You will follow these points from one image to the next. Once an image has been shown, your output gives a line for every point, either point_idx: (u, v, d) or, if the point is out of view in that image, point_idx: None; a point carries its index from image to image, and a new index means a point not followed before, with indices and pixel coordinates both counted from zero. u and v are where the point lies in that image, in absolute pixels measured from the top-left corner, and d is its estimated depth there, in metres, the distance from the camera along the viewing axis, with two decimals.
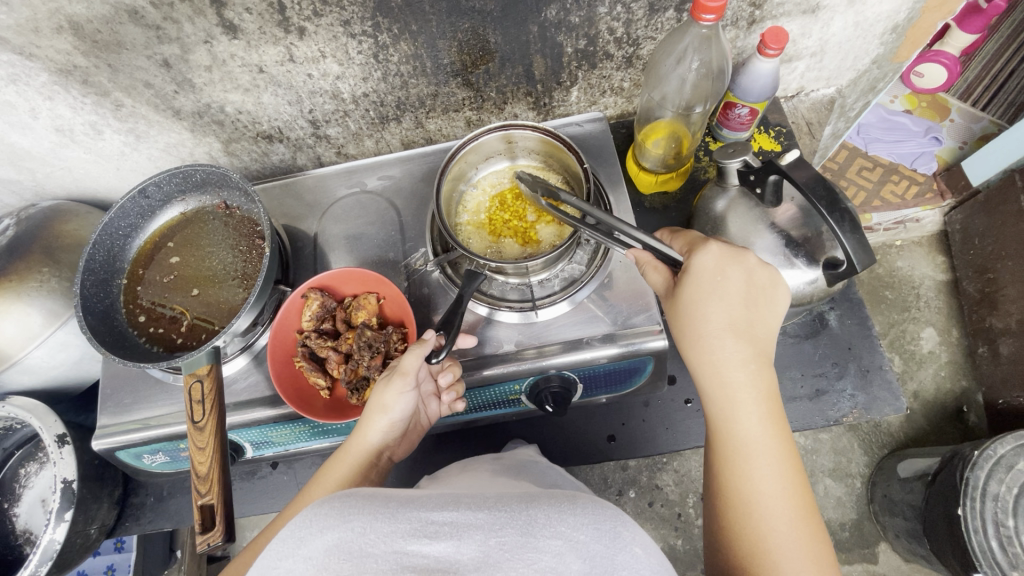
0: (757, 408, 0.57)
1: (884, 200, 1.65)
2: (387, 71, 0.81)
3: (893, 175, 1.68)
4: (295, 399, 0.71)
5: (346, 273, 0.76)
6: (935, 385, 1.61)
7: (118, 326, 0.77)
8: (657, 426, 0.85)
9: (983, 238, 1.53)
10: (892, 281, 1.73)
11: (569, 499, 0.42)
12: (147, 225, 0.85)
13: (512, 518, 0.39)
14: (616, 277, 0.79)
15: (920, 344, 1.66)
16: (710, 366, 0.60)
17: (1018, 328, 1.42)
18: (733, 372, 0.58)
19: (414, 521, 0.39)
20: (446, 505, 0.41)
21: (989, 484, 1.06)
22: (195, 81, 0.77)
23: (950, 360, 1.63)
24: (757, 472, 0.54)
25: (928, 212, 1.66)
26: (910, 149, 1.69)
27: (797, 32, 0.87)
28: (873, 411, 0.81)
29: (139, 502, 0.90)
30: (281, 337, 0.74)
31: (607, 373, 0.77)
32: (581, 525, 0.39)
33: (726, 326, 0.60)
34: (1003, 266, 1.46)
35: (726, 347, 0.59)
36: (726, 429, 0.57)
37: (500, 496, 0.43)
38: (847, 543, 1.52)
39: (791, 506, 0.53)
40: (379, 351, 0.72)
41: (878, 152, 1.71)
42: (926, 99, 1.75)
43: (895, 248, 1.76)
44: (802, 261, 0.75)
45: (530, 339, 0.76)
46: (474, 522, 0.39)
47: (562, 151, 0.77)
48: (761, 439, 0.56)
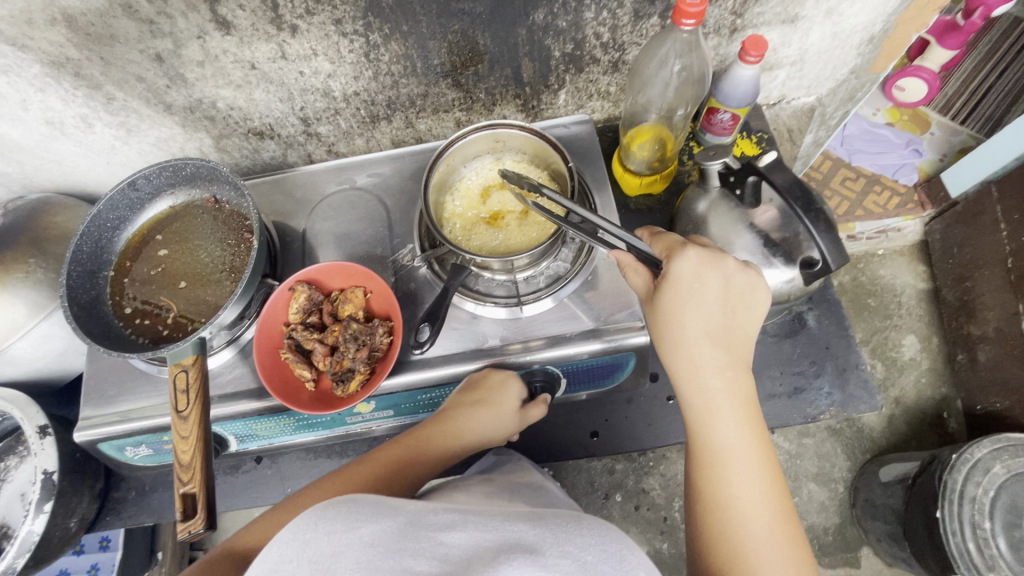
0: (734, 414, 0.59)
1: (867, 209, 1.69)
2: (378, 71, 0.82)
3: (875, 186, 1.72)
4: (280, 390, 0.71)
5: (333, 266, 0.76)
6: (917, 391, 1.64)
7: (104, 317, 0.78)
8: (640, 422, 0.86)
9: (962, 248, 1.57)
10: (875, 289, 1.76)
11: (575, 520, 0.45)
12: (135, 218, 0.85)
13: (521, 537, 0.41)
14: (600, 275, 0.80)
15: (902, 351, 1.69)
16: (689, 373, 0.61)
17: (995, 335, 1.46)
18: (710, 379, 0.60)
19: (425, 540, 0.40)
20: (455, 524, 0.43)
21: (966, 487, 1.09)
22: (187, 77, 0.78)
23: (930, 367, 1.66)
24: (734, 477, 0.57)
25: (910, 223, 1.71)
26: (892, 161, 1.73)
27: (777, 41, 0.90)
28: (850, 408, 0.83)
29: (121, 497, 0.90)
30: (268, 329, 0.75)
31: (590, 369, 0.79)
32: (587, 546, 0.41)
33: (703, 334, 0.60)
34: (980, 275, 1.50)
35: (704, 355, 0.60)
36: (703, 435, 0.59)
37: (505, 517, 0.45)
38: (830, 547, 1.54)
39: (770, 511, 0.55)
40: (364, 343, 0.72)
41: (860, 163, 1.75)
42: (906, 111, 1.78)
43: (877, 257, 1.80)
44: (781, 261, 0.78)
45: (514, 334, 0.78)
46: (483, 542, 0.41)
47: (548, 151, 0.79)
48: (737, 445, 0.58)
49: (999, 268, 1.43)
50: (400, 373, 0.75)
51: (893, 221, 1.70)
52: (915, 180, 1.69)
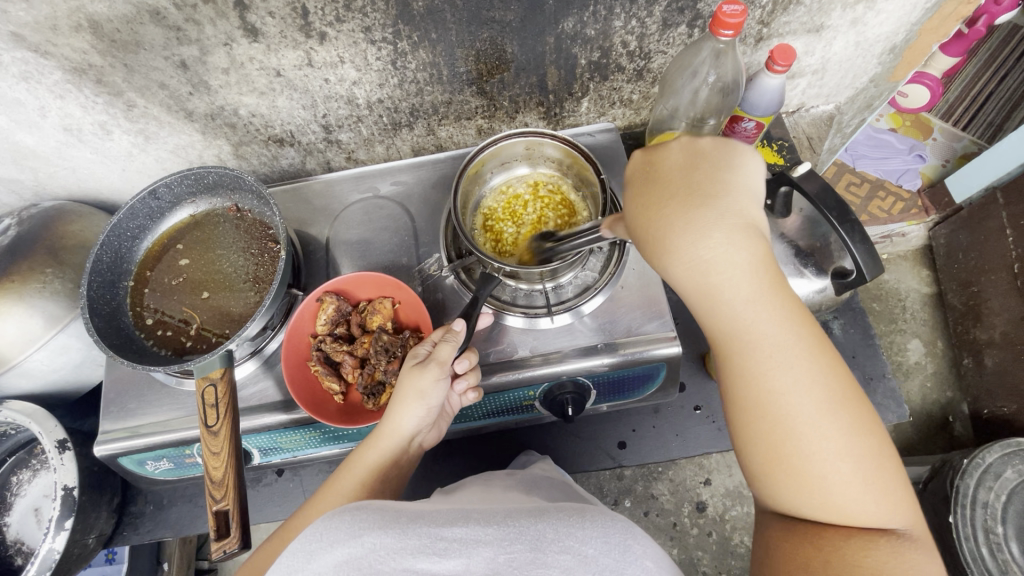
0: (746, 289, 0.47)
1: (872, 215, 1.68)
2: (404, 78, 0.81)
3: (881, 191, 1.71)
4: (309, 402, 0.70)
5: (362, 277, 0.76)
6: (922, 395, 1.66)
7: (125, 329, 0.76)
8: (667, 432, 0.86)
9: (967, 253, 1.58)
10: (880, 294, 1.78)
11: (577, 513, 0.43)
12: (155, 226, 0.84)
13: (521, 533, 0.40)
14: (628, 285, 0.80)
15: (907, 355, 1.71)
16: (679, 260, 0.48)
17: (1002, 339, 1.46)
18: (711, 254, 0.47)
19: (424, 537, 0.39)
20: (454, 522, 0.42)
21: (978, 492, 1.08)
22: (211, 84, 0.77)
23: (935, 371, 1.68)
24: (767, 363, 0.46)
25: (915, 229, 1.73)
26: (896, 166, 1.73)
27: (801, 50, 0.90)
28: (877, 418, 0.83)
29: (138, 511, 0.88)
30: (295, 340, 0.74)
31: (620, 379, 0.78)
32: (588, 539, 0.39)
33: (687, 203, 0.49)
34: (986, 280, 1.51)
35: (686, 228, 0.48)
36: (722, 329, 0.49)
37: (507, 512, 0.43)
38: None
39: (818, 399, 0.45)
40: (396, 356, 0.72)
41: (865, 168, 1.75)
42: (910, 117, 1.80)
43: None
44: (812, 272, 0.78)
45: (543, 345, 0.77)
46: (482, 538, 0.39)
47: (580, 160, 0.78)
48: (763, 324, 0.47)
49: (1005, 273, 1.44)
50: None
51: (897, 226, 1.70)
52: (920, 185, 1.70)
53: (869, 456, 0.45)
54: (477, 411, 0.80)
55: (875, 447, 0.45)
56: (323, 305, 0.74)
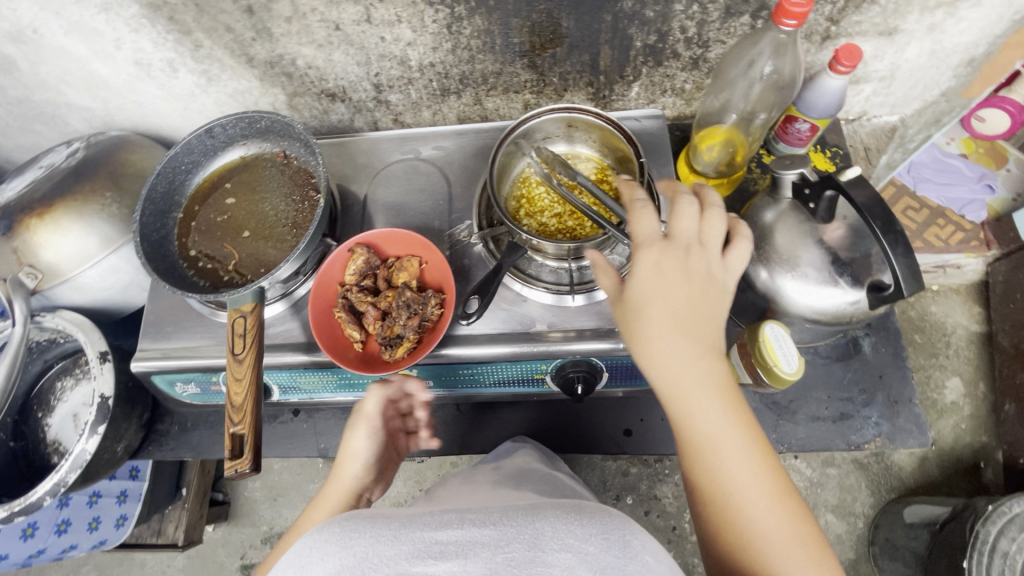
0: (710, 393, 0.53)
1: (927, 242, 1.60)
2: (458, 44, 0.82)
3: (940, 219, 1.63)
4: (331, 347, 0.73)
5: (393, 234, 0.79)
6: (954, 437, 1.59)
7: (170, 257, 0.81)
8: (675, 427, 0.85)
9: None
10: (923, 326, 1.70)
11: (574, 510, 0.43)
12: (208, 164, 0.88)
13: (518, 533, 0.41)
14: None
15: (943, 393, 1.63)
16: (657, 356, 0.54)
17: None
18: (681, 356, 0.54)
19: (419, 543, 0.40)
20: (449, 524, 0.43)
21: None
22: (273, 31, 0.80)
23: (972, 414, 1.60)
24: (724, 463, 0.51)
25: (971, 260, 1.63)
26: (960, 194, 1.63)
27: (870, 53, 0.86)
28: (897, 442, 0.80)
29: (164, 430, 0.94)
30: (324, 287, 0.77)
31: (633, 366, 0.78)
32: (588, 535, 0.40)
33: (676, 313, 0.55)
34: None
35: (666, 329, 0.55)
36: (686, 430, 0.53)
37: (503, 511, 0.45)
38: None
39: (767, 494, 0.51)
40: (416, 312, 0.73)
41: (926, 193, 1.65)
42: (983, 144, 1.69)
43: (930, 293, 1.73)
44: (846, 281, 0.74)
45: (560, 322, 0.78)
46: (478, 541, 0.40)
47: (621, 142, 0.77)
48: (722, 429, 0.52)
49: None
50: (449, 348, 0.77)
51: (952, 257, 1.62)
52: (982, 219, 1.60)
53: (813, 552, 0.49)
54: (487, 378, 0.81)
55: (818, 547, 0.50)
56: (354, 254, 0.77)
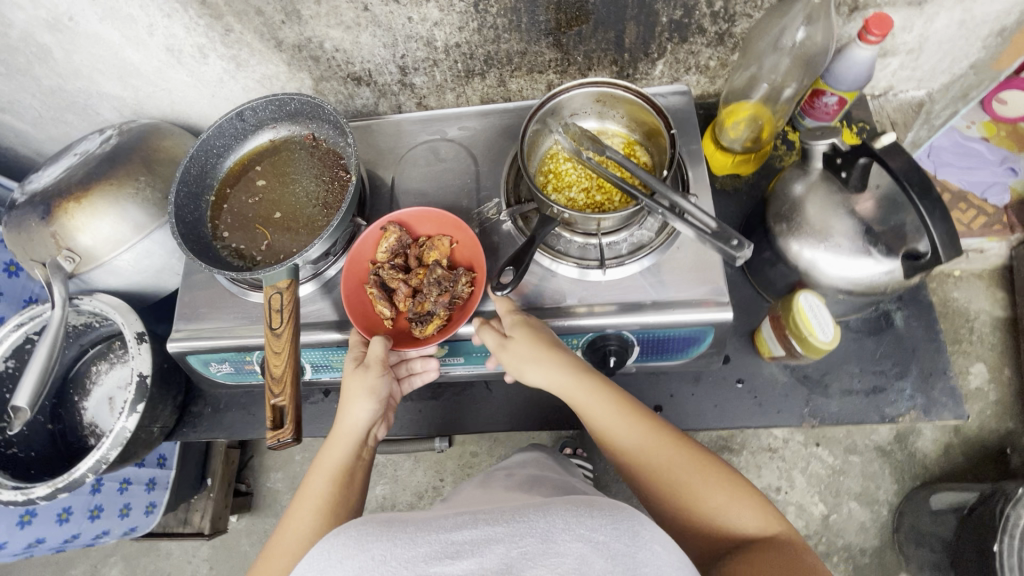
0: (611, 407, 0.68)
1: None
2: (483, 23, 0.83)
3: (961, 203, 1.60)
4: (362, 322, 0.75)
5: (424, 212, 0.79)
6: (980, 422, 1.57)
7: (205, 238, 0.82)
8: (705, 402, 0.84)
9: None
10: (946, 313, 1.66)
11: (586, 504, 0.45)
12: (238, 147, 0.89)
13: (530, 527, 0.42)
14: (684, 249, 0.79)
15: (968, 379, 1.61)
16: (553, 381, 0.70)
17: None
18: (579, 389, 0.69)
19: (433, 545, 0.42)
20: (462, 524, 0.44)
21: None
22: (303, 14, 0.81)
23: (998, 400, 1.58)
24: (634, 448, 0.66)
25: (993, 245, 1.61)
26: (982, 178, 1.59)
27: (899, 25, 0.86)
28: (932, 415, 0.79)
29: (197, 412, 0.95)
30: (356, 264, 0.78)
31: (663, 340, 0.78)
32: (600, 527, 0.42)
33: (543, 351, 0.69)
34: None
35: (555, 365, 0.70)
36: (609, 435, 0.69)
37: (515, 508, 0.46)
38: (866, 569, 1.52)
39: (673, 466, 0.65)
40: (447, 289, 0.75)
41: (947, 177, 1.61)
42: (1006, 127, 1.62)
43: (952, 279, 1.69)
44: (880, 252, 0.73)
45: (590, 296, 0.78)
46: (492, 537, 0.42)
47: (650, 116, 0.77)
48: (625, 430, 0.67)
49: None
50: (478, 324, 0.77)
51: (976, 241, 1.60)
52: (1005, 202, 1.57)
53: (715, 496, 0.62)
54: None
55: (723, 495, 0.62)
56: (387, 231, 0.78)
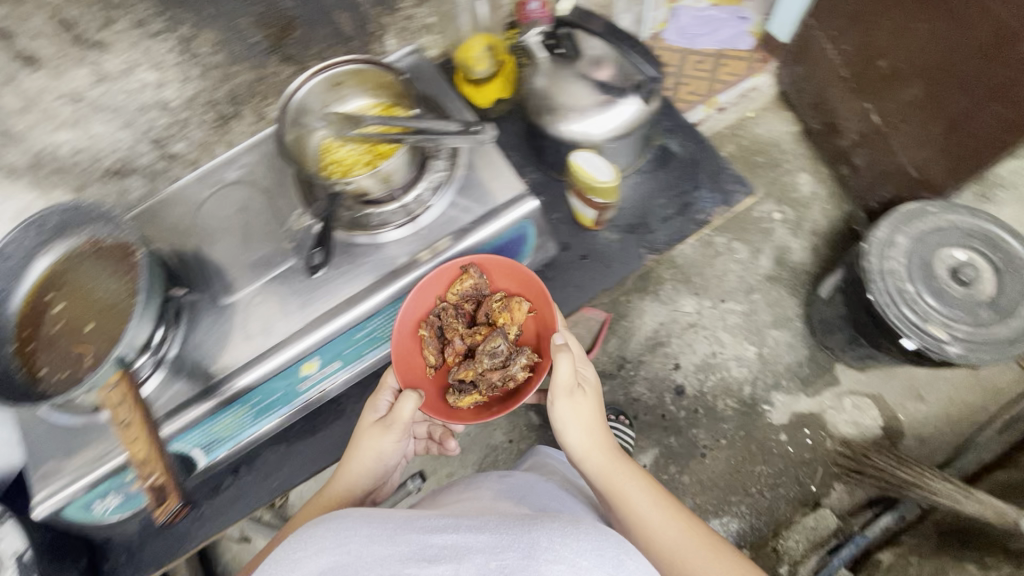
0: (598, 456, 0.87)
1: (724, 82, 2.18)
2: (204, 64, 0.86)
3: (722, 61, 2.22)
4: (406, 368, 0.88)
5: (507, 266, 0.89)
6: (826, 216, 2.09)
7: (19, 386, 0.77)
8: (567, 286, 0.97)
9: (830, 82, 1.88)
10: (759, 147, 2.23)
11: (574, 524, 0.62)
12: (18, 288, 0.84)
13: (514, 539, 0.59)
14: (471, 175, 0.90)
15: (801, 189, 2.15)
16: (570, 428, 0.87)
17: (862, 138, 1.82)
18: (586, 440, 0.87)
19: (416, 546, 0.59)
20: (445, 530, 0.62)
21: (883, 263, 1.49)
22: (15, 129, 0.78)
23: (829, 193, 2.12)
24: (632, 496, 0.82)
25: (760, 80, 2.21)
26: (725, 34, 2.21)
27: None
28: (730, 204, 0.97)
29: (114, 563, 0.99)
30: (423, 297, 0.87)
31: (498, 250, 0.91)
32: (585, 553, 0.58)
33: (572, 404, 0.88)
34: (833, 101, 1.89)
35: (575, 410, 0.88)
36: (610, 483, 0.85)
37: (501, 521, 0.63)
38: (812, 376, 1.91)
39: (662, 515, 0.81)
40: (498, 363, 0.86)
41: (691, 46, 2.23)
42: None
43: (749, 120, 2.27)
44: (619, 97, 0.86)
45: (424, 243, 0.88)
46: (476, 544, 0.59)
47: (381, 74, 0.87)
48: (627, 481, 0.85)
49: (840, 83, 1.83)
50: (340, 315, 0.83)
51: (748, 83, 2.19)
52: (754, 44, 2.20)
53: (694, 542, 0.78)
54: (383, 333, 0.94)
55: (699, 542, 0.78)
56: (467, 274, 0.87)
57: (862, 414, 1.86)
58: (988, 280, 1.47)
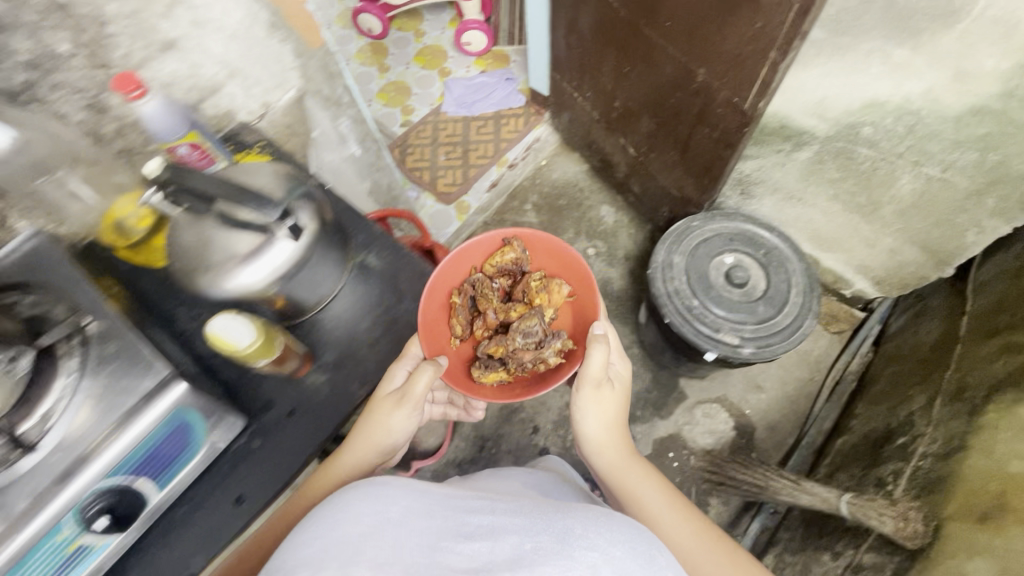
0: (618, 439, 1.11)
1: (508, 140, 2.29)
2: None
3: (502, 119, 2.34)
4: (433, 336, 1.09)
5: (550, 245, 1.18)
6: (633, 240, 2.16)
7: None
8: (273, 453, 0.97)
9: (590, 126, 2.01)
10: (560, 190, 2.27)
11: (601, 518, 0.73)
12: None
13: (543, 524, 0.69)
14: (99, 376, 0.80)
15: (606, 221, 2.20)
16: (597, 422, 1.09)
17: (631, 169, 1.91)
18: (616, 430, 1.11)
19: (457, 523, 0.71)
20: (482, 514, 0.74)
21: (667, 286, 1.55)
22: None
23: (630, 217, 2.19)
24: (643, 491, 1.06)
25: (541, 130, 2.32)
26: (499, 95, 2.37)
27: (186, 73, 0.95)
28: None
29: None
30: (466, 258, 1.19)
31: (151, 455, 0.83)
32: (615, 543, 0.69)
33: (611, 403, 1.10)
34: (600, 139, 1.99)
35: (609, 402, 1.08)
36: (623, 482, 1.08)
37: (526, 509, 0.75)
38: (659, 399, 1.93)
39: (669, 511, 1.03)
40: (531, 337, 1.10)
41: (478, 109, 2.36)
42: (489, 56, 2.48)
43: (545, 166, 2.33)
44: (269, 240, 0.90)
45: (63, 469, 0.74)
46: (510, 525, 0.70)
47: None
48: (641, 485, 1.07)
49: (600, 123, 1.92)
50: None
51: (529, 136, 2.30)
52: (525, 99, 2.36)
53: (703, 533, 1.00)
54: None
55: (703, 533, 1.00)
56: (508, 245, 1.18)
57: (714, 421, 1.90)
58: (759, 276, 1.57)
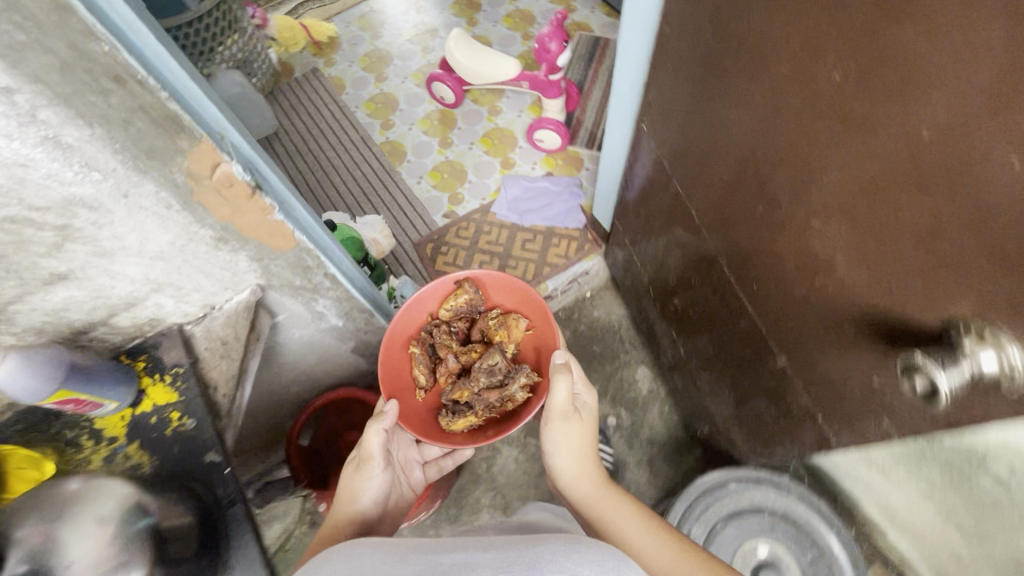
0: (595, 478, 0.95)
1: (552, 265, 1.98)
2: None
3: (554, 237, 2.04)
4: (386, 385, 1.06)
5: (514, 289, 1.13)
6: (663, 421, 1.79)
7: None
8: None
9: (642, 293, 1.70)
10: (596, 334, 1.94)
11: (575, 542, 0.56)
12: None
13: (518, 560, 0.53)
14: None
15: (639, 387, 1.85)
16: (567, 448, 0.95)
17: (677, 363, 1.57)
18: (588, 465, 0.96)
19: (427, 565, 0.53)
20: (452, 549, 0.56)
21: None
22: None
23: (667, 392, 1.83)
24: (626, 530, 0.87)
25: (593, 262, 2.00)
26: (558, 208, 2.08)
27: (88, 298, 0.73)
28: None
29: None
30: (417, 312, 1.14)
31: None
32: (585, 562, 0.53)
33: (580, 441, 0.96)
34: (653, 313, 1.64)
35: (575, 433, 0.96)
36: (604, 519, 0.90)
37: (503, 539, 0.57)
38: None
39: (662, 548, 0.84)
40: (486, 381, 1.08)
41: (530, 221, 2.07)
42: (561, 156, 2.20)
43: (588, 300, 2.00)
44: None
45: None
46: (481, 564, 0.53)
47: None
48: (626, 521, 0.88)
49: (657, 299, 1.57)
50: None
51: (579, 266, 1.98)
52: (585, 221, 2.05)
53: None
54: None
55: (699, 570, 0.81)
56: (462, 288, 1.13)
57: None
58: None
